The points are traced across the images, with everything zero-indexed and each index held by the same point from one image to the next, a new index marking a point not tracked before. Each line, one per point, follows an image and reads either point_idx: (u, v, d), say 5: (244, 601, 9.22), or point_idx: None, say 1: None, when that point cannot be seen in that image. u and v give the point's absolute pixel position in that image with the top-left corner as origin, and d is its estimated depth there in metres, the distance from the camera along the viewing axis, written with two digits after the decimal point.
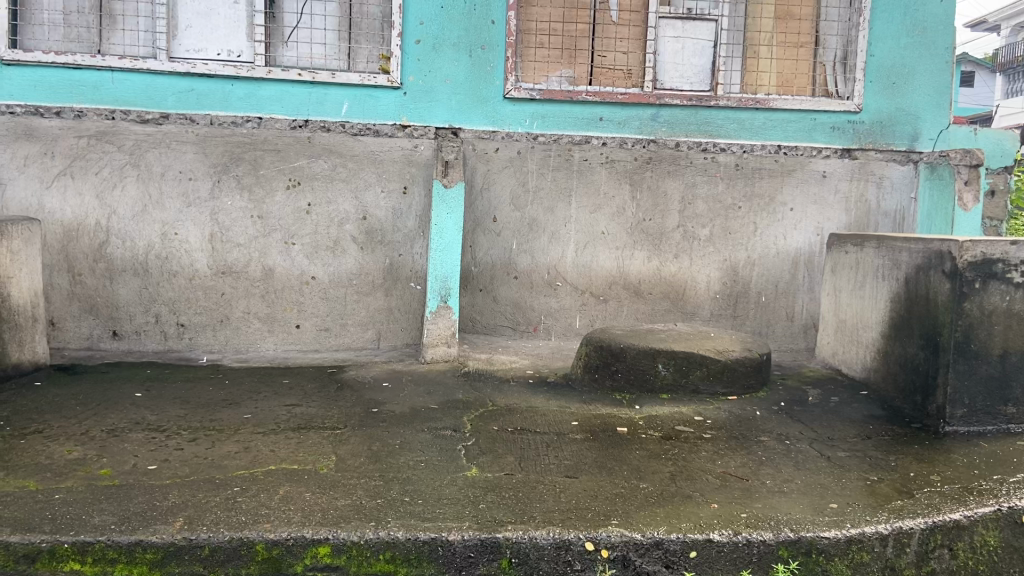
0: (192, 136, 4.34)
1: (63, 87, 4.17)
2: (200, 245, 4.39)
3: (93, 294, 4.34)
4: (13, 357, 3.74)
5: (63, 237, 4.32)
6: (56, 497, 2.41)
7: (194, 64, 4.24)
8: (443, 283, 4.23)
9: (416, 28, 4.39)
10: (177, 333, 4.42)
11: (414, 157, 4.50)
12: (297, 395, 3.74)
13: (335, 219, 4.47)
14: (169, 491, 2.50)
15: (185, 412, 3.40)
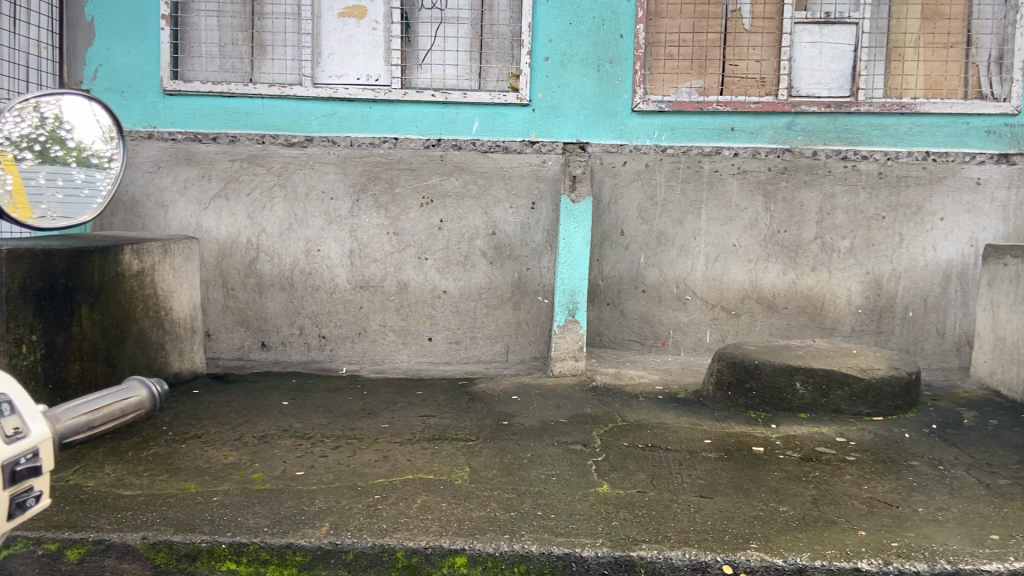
0: (333, 158, 4.56)
1: (218, 115, 4.58)
2: (340, 260, 4.59)
3: (244, 307, 4.63)
4: (175, 366, 4.04)
5: (218, 254, 4.62)
6: (214, 499, 2.59)
7: (336, 89, 4.55)
8: (570, 297, 4.26)
9: (545, 45, 4.50)
10: (319, 345, 4.63)
11: (542, 173, 4.55)
12: (431, 406, 3.84)
13: (465, 235, 4.57)
14: (316, 496, 2.63)
15: (328, 421, 3.57)
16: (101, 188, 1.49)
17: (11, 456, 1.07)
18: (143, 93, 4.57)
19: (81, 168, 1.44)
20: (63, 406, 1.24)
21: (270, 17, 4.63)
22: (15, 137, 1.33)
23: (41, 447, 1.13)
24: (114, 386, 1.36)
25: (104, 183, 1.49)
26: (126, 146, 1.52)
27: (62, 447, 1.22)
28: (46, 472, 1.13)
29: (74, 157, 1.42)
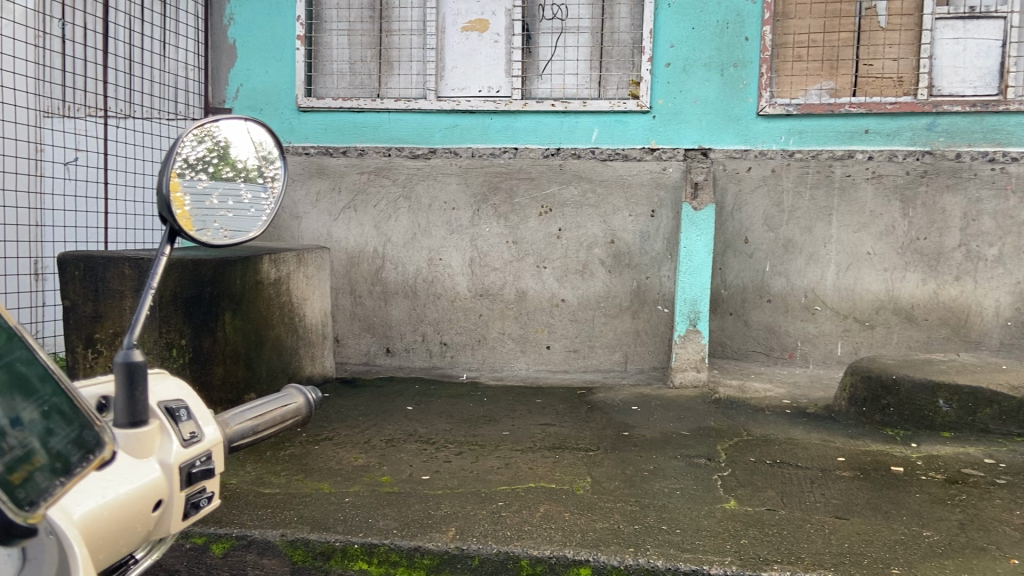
0: (455, 169, 4.65)
1: (348, 129, 4.78)
2: (461, 269, 4.68)
3: (370, 314, 4.79)
4: (307, 369, 4.24)
5: (347, 263, 4.81)
6: (347, 500, 2.69)
7: (458, 102, 4.66)
8: (691, 307, 4.19)
9: (667, 51, 4.45)
10: (440, 351, 4.73)
11: (663, 180, 4.48)
12: (551, 415, 3.85)
13: (584, 243, 4.57)
14: (442, 500, 2.69)
15: (451, 427, 3.64)
16: (267, 207, 1.57)
17: (188, 458, 1.14)
18: (279, 110, 4.83)
19: (249, 188, 1.53)
20: (233, 411, 1.32)
21: (397, 33, 4.78)
22: (190, 161, 1.42)
23: (213, 451, 1.21)
24: (275, 393, 1.44)
25: (270, 202, 1.58)
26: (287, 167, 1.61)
27: (231, 450, 1.30)
28: (217, 475, 1.20)
29: (242, 177, 1.52)
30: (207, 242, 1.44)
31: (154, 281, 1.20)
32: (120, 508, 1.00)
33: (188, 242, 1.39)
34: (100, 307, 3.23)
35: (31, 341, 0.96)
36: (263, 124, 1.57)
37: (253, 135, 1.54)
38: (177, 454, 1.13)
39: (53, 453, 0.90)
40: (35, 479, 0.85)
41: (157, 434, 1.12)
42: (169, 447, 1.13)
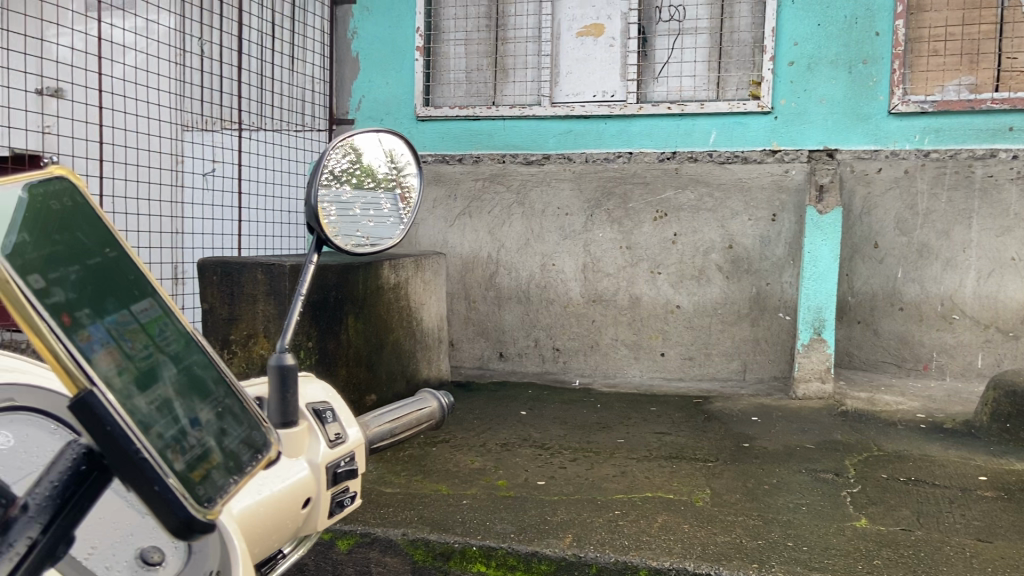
0: (569, 174, 4.65)
1: (464, 136, 4.86)
2: (575, 275, 4.66)
3: (484, 319, 4.85)
4: (424, 372, 4.33)
5: (462, 269, 4.89)
6: (464, 502, 2.73)
7: (573, 107, 4.65)
8: (816, 315, 4.03)
9: (790, 49, 4.30)
10: (553, 357, 4.73)
11: (785, 182, 4.33)
12: (667, 424, 3.78)
13: (701, 249, 4.46)
14: (558, 507, 2.69)
15: (565, 433, 3.64)
16: (403, 217, 1.63)
17: (334, 458, 1.19)
18: (399, 119, 4.97)
19: (387, 197, 1.59)
20: (373, 414, 1.36)
21: (512, 41, 4.83)
22: (335, 172, 1.47)
23: (356, 452, 1.25)
24: (411, 396, 1.47)
25: (405, 213, 1.63)
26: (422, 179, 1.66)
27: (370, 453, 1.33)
28: (360, 475, 1.25)
29: (382, 187, 1.57)
30: (351, 252, 1.50)
31: (304, 287, 1.24)
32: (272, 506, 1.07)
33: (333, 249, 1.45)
34: (235, 310, 3.42)
35: (202, 346, 0.81)
36: (398, 133, 1.62)
37: (391, 147, 1.60)
38: (325, 454, 1.18)
39: (227, 453, 0.72)
40: (223, 478, 0.69)
41: (307, 435, 1.17)
42: (317, 448, 1.18)
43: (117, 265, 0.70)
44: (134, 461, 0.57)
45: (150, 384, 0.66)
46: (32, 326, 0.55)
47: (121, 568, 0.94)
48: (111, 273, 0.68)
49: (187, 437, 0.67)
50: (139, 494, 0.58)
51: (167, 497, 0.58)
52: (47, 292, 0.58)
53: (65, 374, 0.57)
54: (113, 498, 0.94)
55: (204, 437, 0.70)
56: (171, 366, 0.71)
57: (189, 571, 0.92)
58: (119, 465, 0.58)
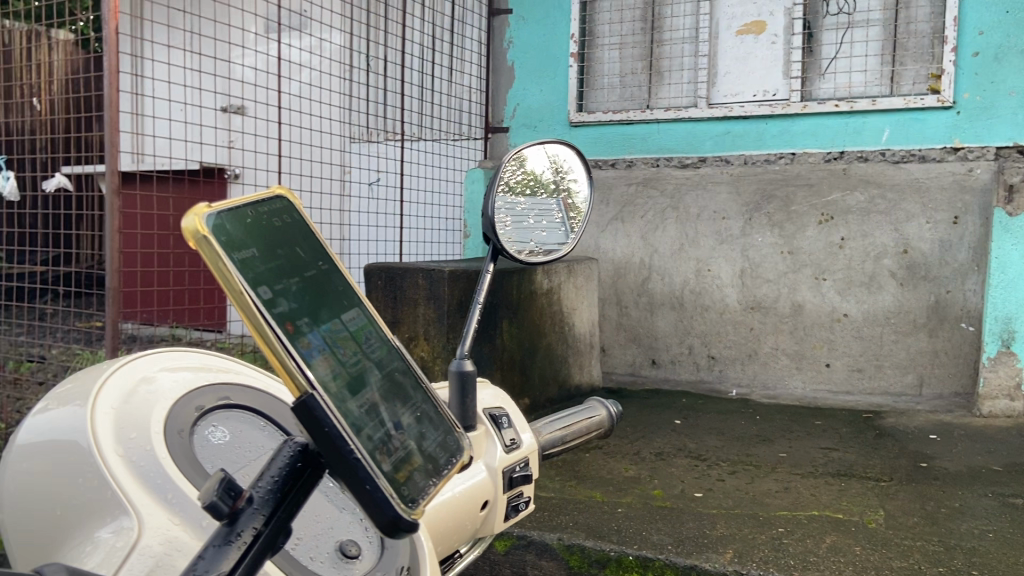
0: (726, 177, 4.52)
1: (618, 141, 4.84)
2: (732, 281, 4.52)
3: (637, 325, 4.80)
4: (576, 377, 4.34)
5: (613, 274, 4.86)
6: (619, 510, 2.71)
7: (731, 108, 4.51)
8: (1005, 326, 3.71)
9: (974, 38, 3.95)
10: (708, 365, 4.60)
11: (969, 182, 4.00)
12: (833, 439, 3.59)
13: (871, 254, 4.20)
14: (717, 520, 2.61)
15: (723, 444, 3.53)
16: (576, 228, 1.65)
17: (509, 463, 1.23)
18: (552, 125, 5.01)
19: (558, 206, 1.63)
20: (544, 420, 1.39)
21: (669, 42, 4.75)
22: (509, 183, 1.52)
23: (530, 457, 1.29)
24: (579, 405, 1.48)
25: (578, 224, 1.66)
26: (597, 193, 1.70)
27: (543, 458, 1.37)
28: (534, 481, 1.28)
29: (554, 197, 1.62)
30: (527, 259, 1.53)
31: (481, 294, 1.28)
32: (448, 504, 1.11)
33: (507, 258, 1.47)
34: (398, 313, 3.58)
35: (402, 352, 0.87)
36: (566, 141, 1.64)
37: (560, 157, 1.64)
38: (501, 459, 1.22)
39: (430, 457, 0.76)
40: (428, 478, 0.71)
41: (484, 439, 1.23)
42: (494, 452, 1.23)
43: (327, 280, 0.75)
44: (347, 461, 0.61)
45: (360, 391, 0.70)
46: (262, 336, 0.59)
47: (324, 560, 0.94)
48: (323, 287, 0.73)
49: (393, 440, 0.70)
50: (352, 491, 0.62)
51: (378, 496, 0.61)
52: (272, 303, 0.63)
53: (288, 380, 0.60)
54: (318, 495, 1.01)
55: (408, 440, 0.72)
56: (375, 373, 0.75)
57: (383, 564, 0.99)
58: (335, 463, 0.61)
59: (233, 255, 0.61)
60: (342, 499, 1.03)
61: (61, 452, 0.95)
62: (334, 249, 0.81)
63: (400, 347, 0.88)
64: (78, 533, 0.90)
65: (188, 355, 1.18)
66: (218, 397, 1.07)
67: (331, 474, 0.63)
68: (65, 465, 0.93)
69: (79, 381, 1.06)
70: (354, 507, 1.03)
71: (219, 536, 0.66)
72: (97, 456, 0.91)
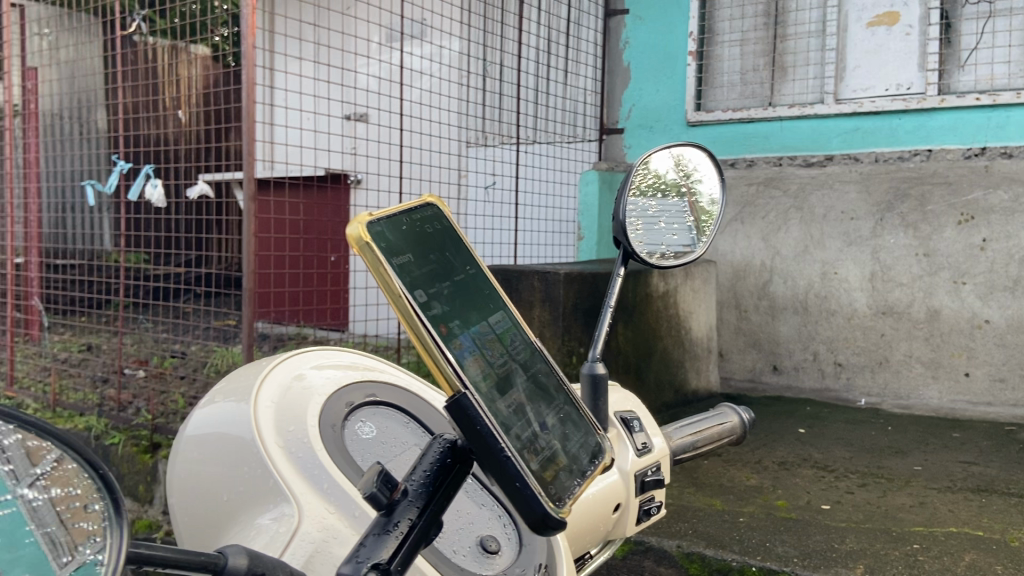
0: (856, 175, 4.35)
1: (738, 140, 4.75)
2: (860, 284, 4.31)
3: (757, 329, 4.65)
4: (693, 383, 4.26)
5: (733, 277, 4.73)
6: (741, 520, 2.64)
7: (861, 104, 4.34)
8: None
9: None
10: (834, 372, 4.40)
11: None
12: (972, 453, 3.36)
13: (1017, 256, 3.92)
14: (846, 534, 2.50)
15: (851, 455, 3.37)
16: (708, 229, 1.64)
17: (641, 467, 1.26)
18: (668, 125, 4.98)
19: (690, 208, 1.62)
20: (675, 425, 1.39)
21: (793, 37, 4.59)
22: (641, 187, 1.53)
23: (661, 462, 1.30)
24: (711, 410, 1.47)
25: (710, 217, 1.65)
26: (726, 183, 1.68)
27: (674, 463, 1.37)
28: (667, 485, 1.29)
29: (685, 199, 1.61)
30: (659, 263, 1.54)
31: (612, 299, 1.28)
32: (582, 507, 1.15)
33: (638, 262, 1.49)
34: None
35: (542, 353, 0.97)
36: (693, 142, 1.63)
37: (682, 155, 1.62)
38: (633, 462, 1.25)
39: (570, 454, 0.84)
40: (570, 478, 0.79)
41: (616, 443, 1.26)
42: (625, 456, 1.25)
43: (474, 284, 0.85)
44: (497, 458, 0.68)
45: (506, 392, 0.79)
46: (419, 336, 0.67)
47: (466, 553, 0.98)
48: (469, 290, 0.83)
49: (537, 440, 0.79)
50: (501, 484, 0.69)
51: (527, 493, 0.69)
52: (428, 305, 0.71)
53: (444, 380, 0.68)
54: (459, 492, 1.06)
55: (551, 441, 0.82)
56: (517, 375, 0.85)
57: (522, 561, 1.01)
58: (487, 460, 0.68)
59: (393, 260, 0.70)
60: (482, 497, 1.07)
61: (229, 444, 1.05)
62: (478, 255, 0.90)
63: (540, 349, 0.97)
64: (247, 517, 0.99)
65: (337, 354, 1.26)
66: (365, 394, 1.14)
67: (481, 468, 0.70)
68: (232, 456, 1.04)
69: (240, 378, 1.17)
70: (493, 504, 1.08)
71: (379, 525, 0.75)
72: (265, 451, 1.00)
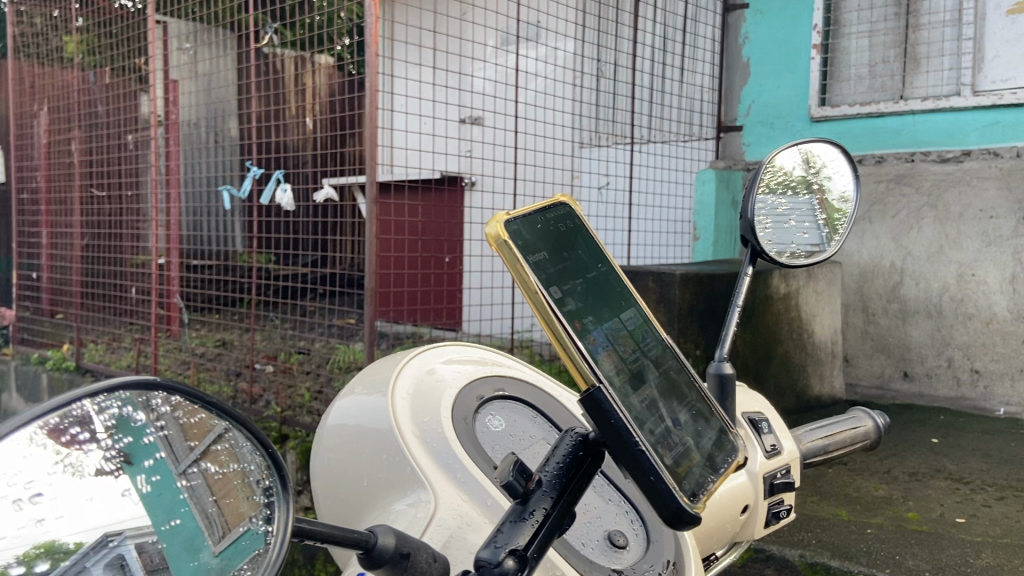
0: (995, 171, 4.04)
1: (866, 136, 4.50)
2: (1001, 287, 4.04)
3: (886, 334, 4.44)
4: (816, 388, 4.10)
5: (860, 278, 4.53)
6: (868, 531, 2.53)
7: (1001, 95, 4.02)
8: None
9: None
10: (971, 380, 4.14)
11: None
12: None
13: None
14: (983, 550, 2.35)
15: (989, 467, 3.17)
16: (841, 228, 1.58)
17: (770, 469, 1.23)
18: (790, 122, 4.85)
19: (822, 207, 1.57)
20: (805, 428, 1.35)
21: (926, 27, 4.32)
22: (770, 184, 1.50)
23: (791, 465, 1.27)
24: (843, 414, 1.43)
25: (843, 216, 1.59)
26: (861, 178, 1.61)
27: (804, 466, 1.34)
28: (797, 489, 1.26)
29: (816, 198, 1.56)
30: (789, 262, 1.49)
31: (740, 297, 1.26)
32: (711, 506, 1.15)
33: (766, 260, 1.46)
34: None
35: (675, 350, 1.00)
36: (827, 139, 1.58)
37: (812, 151, 1.57)
38: (762, 463, 1.23)
39: (701, 450, 0.84)
40: (704, 476, 0.80)
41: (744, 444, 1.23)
42: (755, 457, 1.23)
43: (606, 280, 0.88)
44: (632, 451, 0.70)
45: (639, 387, 0.81)
46: (550, 326, 0.70)
47: (595, 545, 1.00)
48: (601, 286, 0.86)
49: (670, 436, 0.81)
50: (634, 476, 0.71)
51: (661, 487, 0.70)
52: (563, 301, 0.74)
53: (576, 372, 0.71)
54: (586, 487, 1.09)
55: (684, 437, 0.83)
56: (650, 371, 0.87)
57: (650, 556, 1.03)
58: (620, 451, 0.71)
59: (527, 255, 0.73)
60: (608, 492, 1.10)
61: (367, 434, 1.10)
62: (609, 254, 0.93)
63: (672, 346, 1.01)
64: (385, 501, 1.04)
65: (468, 349, 1.30)
66: (493, 389, 1.18)
67: (614, 460, 0.72)
68: (370, 443, 1.09)
69: (378, 370, 1.22)
70: (620, 500, 1.10)
71: (515, 513, 0.79)
72: (401, 440, 1.05)
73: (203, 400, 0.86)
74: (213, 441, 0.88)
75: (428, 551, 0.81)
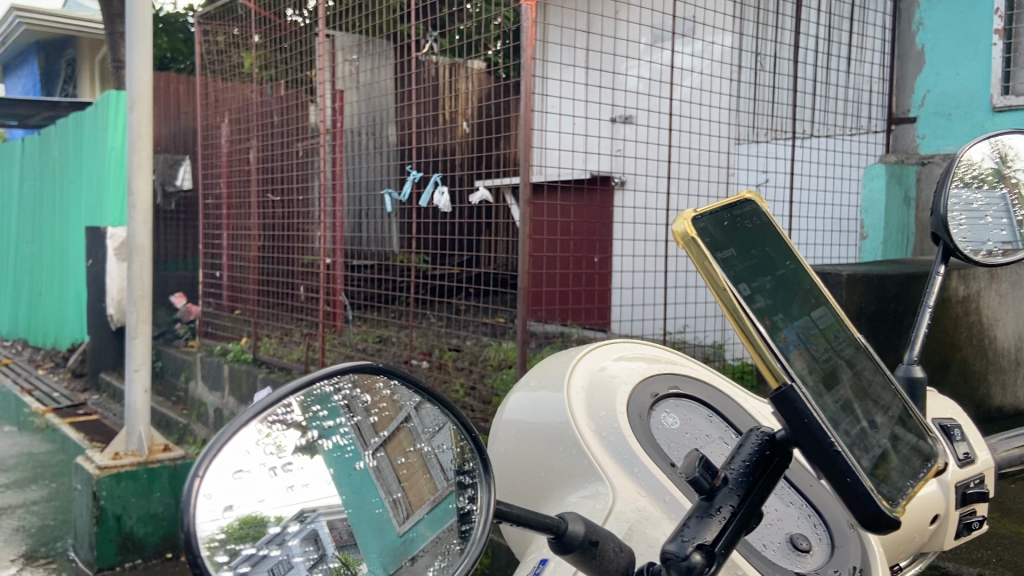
0: None
1: None
2: None
3: None
4: (998, 399, 3.76)
5: None
6: None
7: None
8: None
9: None
10: None
11: None
12: None
13: None
14: None
15: None
16: None
17: (962, 478, 1.16)
18: (971, 112, 4.52)
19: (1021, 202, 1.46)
20: (1001, 436, 1.26)
21: None
22: (963, 179, 1.41)
23: (986, 474, 1.19)
24: None
25: None
26: None
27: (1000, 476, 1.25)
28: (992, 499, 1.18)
29: (1015, 193, 1.46)
30: (986, 261, 1.40)
31: (931, 295, 1.20)
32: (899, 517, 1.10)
33: (961, 259, 1.37)
34: None
35: (868, 350, 1.00)
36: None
37: (1007, 143, 1.46)
38: (954, 473, 1.16)
39: (897, 452, 0.84)
40: (902, 479, 0.80)
41: None
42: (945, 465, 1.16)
43: (795, 277, 0.89)
44: (827, 451, 0.71)
45: (834, 387, 0.82)
46: (740, 324, 0.72)
47: (777, 548, 1.01)
48: (790, 284, 0.87)
49: (867, 438, 0.81)
50: (830, 478, 0.73)
51: (858, 489, 0.72)
52: (753, 298, 0.77)
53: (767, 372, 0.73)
54: None
55: (881, 439, 0.83)
56: (843, 372, 0.87)
57: (836, 561, 1.01)
58: (814, 451, 0.72)
59: (715, 253, 0.76)
60: (789, 495, 1.10)
61: (544, 429, 1.14)
62: (797, 251, 0.94)
63: (865, 348, 1.00)
64: (565, 493, 1.07)
65: (640, 345, 1.31)
66: (669, 386, 1.18)
67: (808, 460, 0.74)
68: (546, 437, 1.13)
69: (551, 364, 1.26)
70: (801, 503, 1.09)
71: (700, 509, 0.84)
72: (579, 435, 1.08)
73: (402, 381, 0.97)
74: (400, 422, 0.97)
75: (614, 541, 0.85)
